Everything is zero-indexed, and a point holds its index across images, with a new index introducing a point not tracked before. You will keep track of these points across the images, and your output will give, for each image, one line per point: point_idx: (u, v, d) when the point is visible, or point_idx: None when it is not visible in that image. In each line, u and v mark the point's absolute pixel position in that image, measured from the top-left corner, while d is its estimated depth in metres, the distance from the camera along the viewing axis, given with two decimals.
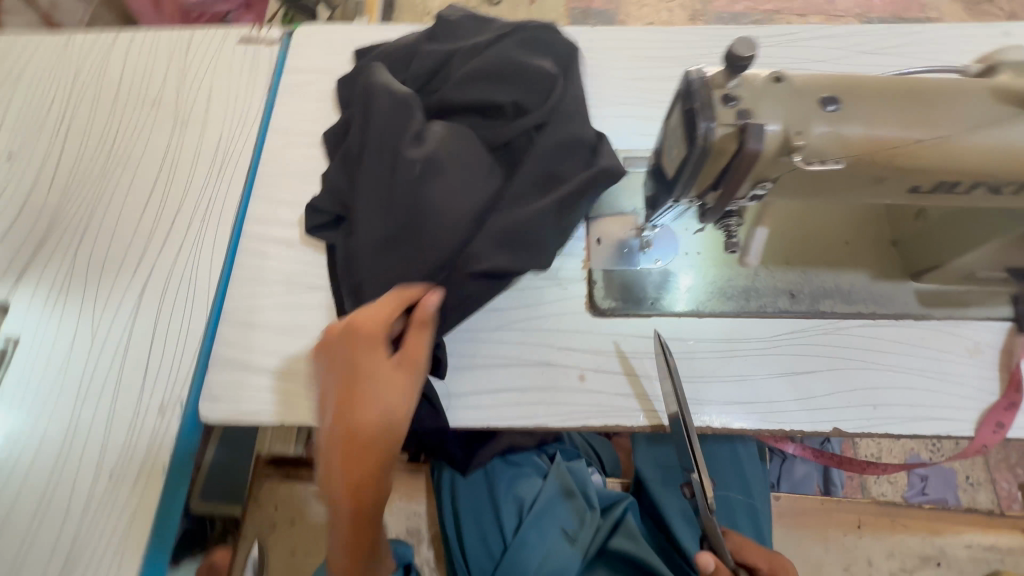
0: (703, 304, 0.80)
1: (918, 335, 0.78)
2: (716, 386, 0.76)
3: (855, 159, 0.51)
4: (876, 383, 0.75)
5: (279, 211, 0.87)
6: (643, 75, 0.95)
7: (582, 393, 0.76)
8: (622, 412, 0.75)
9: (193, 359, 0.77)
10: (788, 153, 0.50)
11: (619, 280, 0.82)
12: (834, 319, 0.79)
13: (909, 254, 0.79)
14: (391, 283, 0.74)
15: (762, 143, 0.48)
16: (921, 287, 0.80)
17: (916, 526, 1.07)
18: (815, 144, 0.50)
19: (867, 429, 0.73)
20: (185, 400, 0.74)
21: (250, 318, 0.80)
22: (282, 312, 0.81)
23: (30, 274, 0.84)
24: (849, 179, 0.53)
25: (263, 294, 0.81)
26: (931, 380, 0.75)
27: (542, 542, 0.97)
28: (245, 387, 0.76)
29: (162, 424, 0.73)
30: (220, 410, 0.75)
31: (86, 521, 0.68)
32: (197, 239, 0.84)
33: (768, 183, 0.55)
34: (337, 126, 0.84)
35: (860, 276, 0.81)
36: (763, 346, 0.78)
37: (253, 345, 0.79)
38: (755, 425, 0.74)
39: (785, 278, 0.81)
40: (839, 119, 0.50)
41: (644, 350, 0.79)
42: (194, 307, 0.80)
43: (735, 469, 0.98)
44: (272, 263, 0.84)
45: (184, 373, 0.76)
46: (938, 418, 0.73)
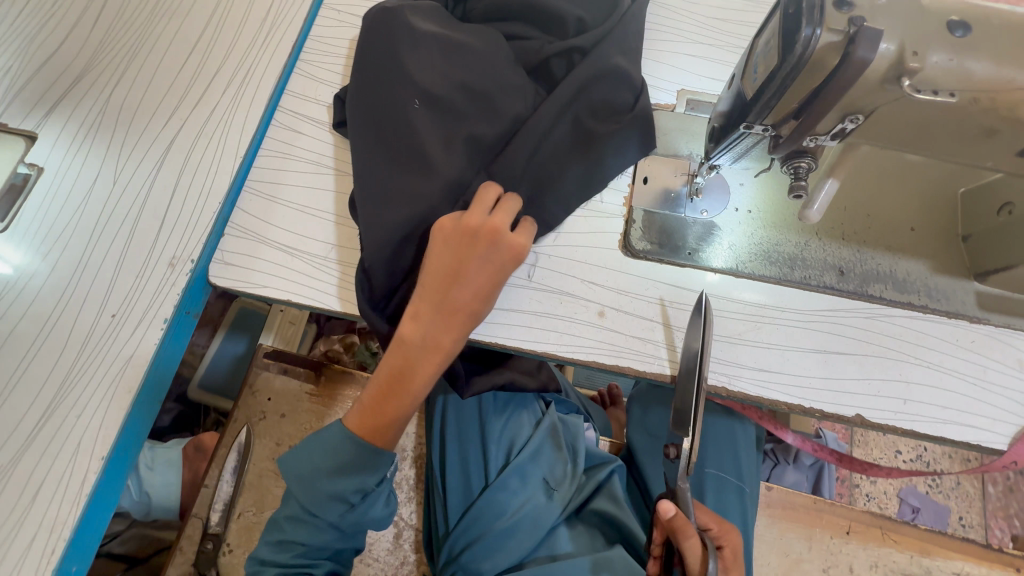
0: (743, 264, 0.75)
1: (968, 338, 0.72)
2: (740, 350, 0.72)
3: (968, 98, 0.45)
4: (911, 378, 0.70)
5: (320, 92, 0.83)
6: (724, 19, 0.89)
7: (599, 330, 0.73)
8: (635, 356, 0.72)
9: (211, 221, 0.74)
10: (895, 78, 0.45)
11: (660, 224, 0.77)
12: (881, 304, 0.74)
13: (979, 250, 0.73)
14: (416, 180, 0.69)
15: (873, 53, 0.43)
16: (984, 289, 0.73)
17: (907, 544, 1.03)
18: (929, 71, 0.44)
19: (891, 422, 0.69)
20: (196, 259, 0.72)
21: (274, 193, 0.78)
22: (306, 192, 0.78)
23: (58, 112, 0.79)
24: (955, 125, 0.47)
25: (291, 172, 0.79)
26: (972, 386, 0.70)
27: (522, 490, 0.95)
28: (257, 258, 0.74)
29: (170, 277, 0.71)
30: (231, 275, 0.73)
31: (82, 357, 0.67)
32: (232, 103, 0.81)
33: (860, 117, 0.49)
34: (381, 5, 0.77)
35: (919, 266, 0.75)
36: (797, 319, 0.73)
37: (272, 219, 0.76)
38: (772, 395, 0.70)
39: (838, 253, 0.75)
40: (964, 47, 0.44)
41: (672, 300, 0.74)
42: (220, 169, 0.77)
43: (733, 454, 0.93)
44: (305, 142, 0.81)
45: (198, 232, 0.74)
46: (971, 426, 0.68)
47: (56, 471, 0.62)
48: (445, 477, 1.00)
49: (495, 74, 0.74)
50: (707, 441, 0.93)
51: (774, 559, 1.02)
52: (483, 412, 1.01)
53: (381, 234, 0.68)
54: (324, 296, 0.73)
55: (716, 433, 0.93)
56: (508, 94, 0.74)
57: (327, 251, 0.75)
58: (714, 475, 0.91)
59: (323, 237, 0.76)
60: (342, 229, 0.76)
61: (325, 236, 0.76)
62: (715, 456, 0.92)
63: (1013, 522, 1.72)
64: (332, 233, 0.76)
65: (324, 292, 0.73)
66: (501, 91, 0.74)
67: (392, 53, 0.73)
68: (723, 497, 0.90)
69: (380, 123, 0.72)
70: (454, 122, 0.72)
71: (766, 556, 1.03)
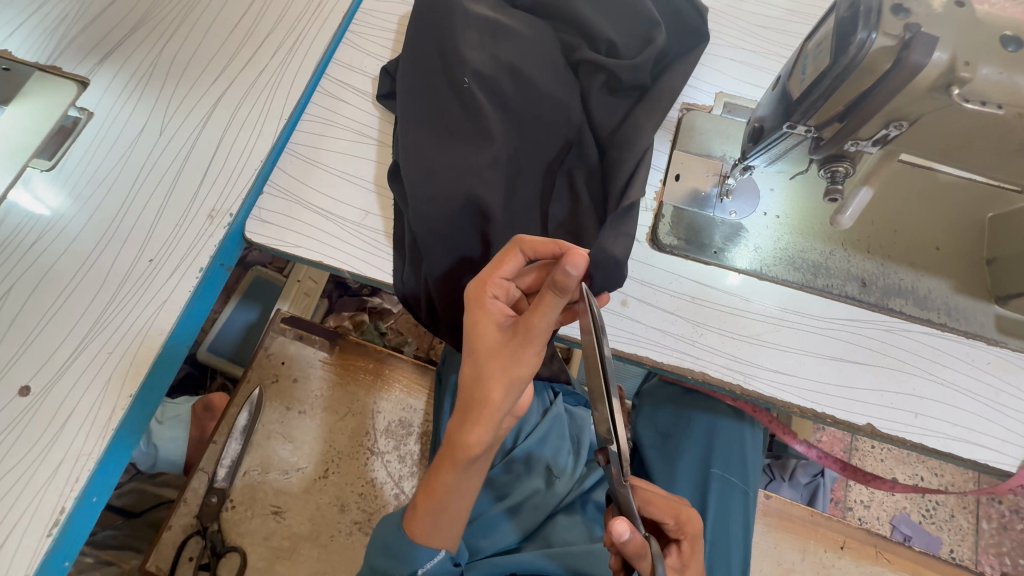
0: (767, 267, 0.76)
1: (984, 359, 0.73)
2: (757, 350, 0.73)
3: (1013, 113, 0.46)
4: (924, 393, 0.71)
5: (366, 64, 0.85)
6: (767, 29, 0.90)
7: (623, 319, 0.74)
8: (654, 346, 0.73)
9: (251, 178, 0.76)
10: (945, 87, 0.46)
11: (688, 221, 0.79)
12: (900, 319, 0.74)
13: (1003, 275, 0.73)
14: (456, 156, 0.71)
15: (926, 59, 0.44)
16: (1004, 313, 0.74)
17: (900, 565, 1.04)
18: (979, 82, 0.45)
19: (900, 434, 0.70)
20: (234, 214, 0.74)
21: (315, 157, 0.79)
22: (345, 159, 0.79)
23: (110, 61, 0.81)
24: (998, 139, 0.48)
25: (332, 138, 0.81)
26: (985, 406, 0.71)
27: (525, 475, 0.97)
28: (293, 218, 0.76)
29: (208, 228, 0.73)
30: (267, 232, 0.75)
31: (119, 297, 0.69)
32: (280, 67, 0.82)
33: (905, 124, 0.50)
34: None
35: (941, 285, 0.75)
36: (816, 325, 0.74)
37: (310, 182, 0.78)
38: (784, 397, 0.71)
39: (862, 265, 0.76)
40: (1016, 61, 0.45)
41: (693, 296, 0.75)
42: (263, 129, 0.78)
43: (739, 457, 0.93)
44: (347, 111, 0.82)
45: (238, 188, 0.75)
46: (979, 445, 0.69)
47: (86, 404, 0.64)
48: None
49: (538, 61, 0.75)
50: (715, 443, 0.93)
51: (766, 566, 1.03)
52: None
53: (417, 204, 0.70)
54: (354, 261, 0.75)
55: (726, 436, 0.93)
56: (552, 80, 0.75)
57: (361, 218, 0.77)
58: (719, 475, 0.92)
59: (358, 204, 0.77)
60: (377, 197, 0.78)
61: (360, 203, 0.77)
62: (721, 460, 0.92)
63: (1004, 560, 1.71)
64: (367, 201, 0.77)
65: (354, 257, 0.75)
66: (542, 78, 0.75)
67: (439, 40, 0.76)
68: (727, 498, 0.91)
69: (426, 99, 0.74)
70: (497, 102, 0.74)
71: (758, 563, 1.04)
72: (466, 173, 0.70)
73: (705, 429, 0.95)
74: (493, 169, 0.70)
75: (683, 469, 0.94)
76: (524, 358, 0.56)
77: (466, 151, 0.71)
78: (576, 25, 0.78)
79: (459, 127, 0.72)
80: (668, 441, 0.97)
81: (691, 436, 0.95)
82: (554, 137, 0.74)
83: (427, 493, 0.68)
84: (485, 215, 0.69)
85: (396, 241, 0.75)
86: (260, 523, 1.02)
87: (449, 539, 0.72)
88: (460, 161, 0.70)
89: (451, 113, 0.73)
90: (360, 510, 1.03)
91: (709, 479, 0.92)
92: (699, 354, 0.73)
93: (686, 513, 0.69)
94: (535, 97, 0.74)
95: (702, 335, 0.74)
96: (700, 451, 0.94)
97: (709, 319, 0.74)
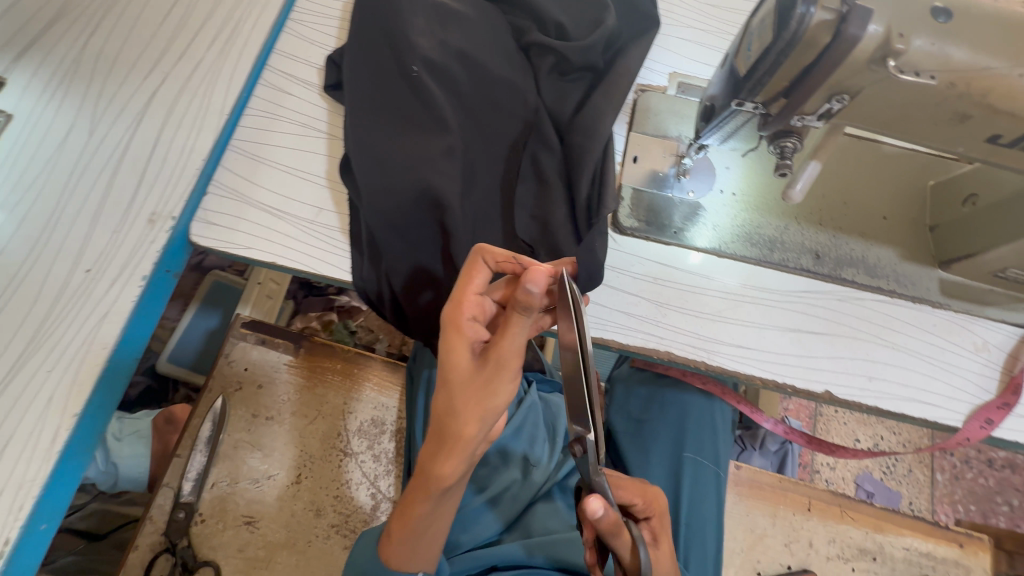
0: (726, 245, 0.77)
1: (930, 321, 0.76)
2: (719, 326, 0.74)
3: (946, 82, 0.47)
4: (876, 357, 0.74)
5: (310, 53, 0.81)
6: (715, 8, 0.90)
7: (587, 303, 0.74)
8: (620, 329, 0.73)
9: (193, 178, 0.72)
10: (882, 60, 0.47)
11: (647, 202, 0.79)
12: (852, 288, 0.77)
13: (945, 240, 0.77)
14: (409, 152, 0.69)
15: (860, 33, 0.45)
16: (947, 277, 0.78)
17: (863, 521, 1.09)
18: (913, 53, 0.46)
19: (856, 399, 0.72)
20: (177, 217, 0.70)
21: (262, 153, 0.76)
22: (293, 154, 0.76)
23: (28, 57, 0.75)
24: (933, 109, 0.50)
25: (279, 133, 0.77)
26: (932, 367, 0.74)
27: (503, 467, 0.96)
28: (242, 218, 0.73)
29: (150, 233, 0.69)
30: (214, 235, 0.72)
31: (56, 310, 0.65)
32: (218, 59, 0.78)
33: (846, 97, 0.51)
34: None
35: (889, 253, 0.78)
36: (775, 298, 0.76)
37: (258, 179, 0.75)
38: (747, 371, 0.73)
39: (815, 238, 0.78)
40: (946, 32, 0.46)
41: (656, 277, 0.76)
42: (203, 126, 0.74)
43: (711, 438, 0.95)
44: (293, 103, 0.79)
45: (180, 189, 0.71)
46: (929, 404, 0.72)
47: (25, 428, 0.60)
48: None
49: (490, 45, 0.74)
50: (687, 425, 0.96)
51: (739, 533, 1.07)
52: None
53: (373, 203, 0.67)
54: (310, 259, 0.72)
55: (697, 417, 0.96)
56: (503, 69, 0.73)
57: (314, 215, 0.74)
58: (692, 458, 0.94)
59: (310, 201, 0.74)
60: (330, 193, 0.75)
61: (312, 199, 0.74)
62: (693, 442, 0.94)
63: (958, 507, 1.83)
64: (320, 197, 0.75)
65: (309, 255, 0.72)
66: (494, 63, 0.73)
67: (385, 29, 0.73)
68: (700, 478, 0.93)
69: (375, 89, 0.72)
70: (448, 90, 0.72)
71: (732, 531, 1.07)
72: (422, 166, 0.68)
73: (676, 411, 0.97)
74: (451, 160, 0.68)
75: (657, 454, 0.96)
76: (500, 388, 0.53)
77: (421, 143, 0.69)
78: (526, 7, 0.76)
79: (412, 117, 0.70)
80: (642, 427, 0.99)
81: (663, 419, 0.97)
82: (511, 126, 0.73)
83: (404, 522, 0.65)
84: (444, 207, 0.67)
85: (353, 238, 0.72)
86: (233, 535, 0.99)
87: (427, 560, 0.70)
88: (416, 153, 0.68)
89: (402, 103, 0.71)
90: (336, 513, 1.01)
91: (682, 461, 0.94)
92: (663, 334, 0.74)
93: (651, 492, 0.71)
94: (489, 86, 0.73)
95: (666, 316, 0.74)
96: (673, 434, 0.96)
97: (672, 299, 0.75)
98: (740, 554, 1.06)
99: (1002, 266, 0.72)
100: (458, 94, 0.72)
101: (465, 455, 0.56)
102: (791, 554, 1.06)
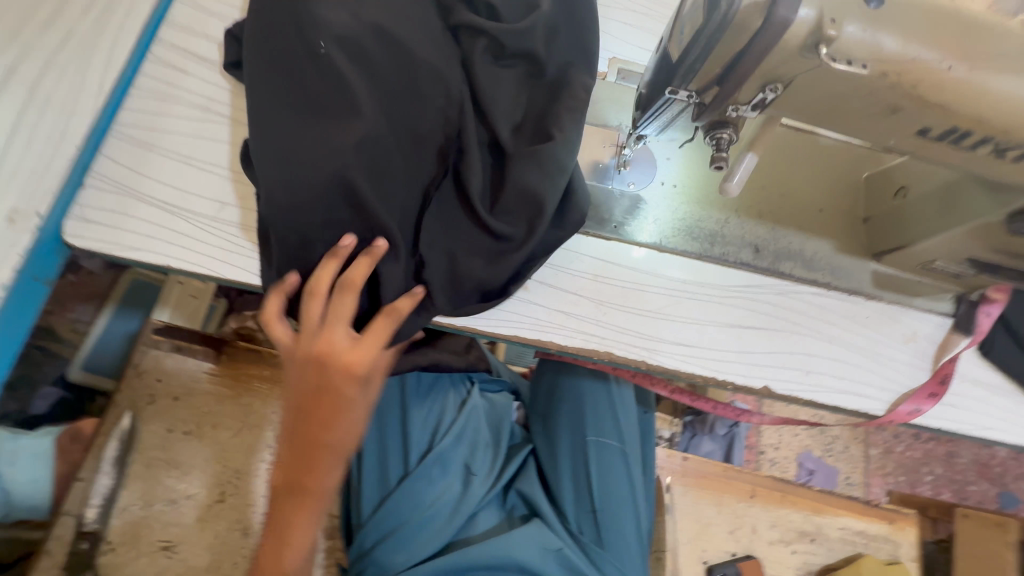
0: (667, 240, 0.75)
1: (864, 313, 0.77)
2: (660, 324, 0.72)
3: (878, 72, 0.45)
4: (812, 351, 0.74)
5: (209, 26, 0.72)
6: None
7: (522, 303, 0.70)
8: (558, 330, 0.70)
9: (65, 169, 0.62)
10: (814, 47, 0.44)
11: (586, 195, 0.75)
12: (790, 282, 0.76)
13: (878, 232, 0.77)
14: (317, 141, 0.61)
15: (791, 17, 0.42)
16: (879, 268, 0.78)
17: (802, 504, 1.12)
18: (845, 40, 0.43)
19: (793, 393, 0.72)
20: (45, 215, 0.60)
21: (151, 140, 0.66)
22: (190, 141, 0.67)
23: None
24: (865, 100, 0.48)
25: (172, 117, 0.68)
26: (864, 359, 0.75)
27: (443, 477, 0.90)
28: (128, 215, 0.64)
29: (9, 234, 0.59)
30: (94, 235, 0.62)
31: None
32: (96, 31, 0.67)
33: (779, 87, 0.48)
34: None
35: (825, 245, 0.78)
36: (715, 294, 0.74)
37: (147, 170, 0.65)
38: (687, 369, 0.71)
39: (754, 231, 0.77)
40: (878, 19, 0.43)
41: (596, 273, 0.73)
42: (77, 108, 0.64)
43: (612, 419, 0.93)
44: (190, 83, 0.69)
45: (49, 181, 0.61)
46: (860, 395, 0.73)
47: None
48: (361, 466, 0.92)
49: (410, 25, 0.66)
50: (586, 412, 0.93)
51: (686, 524, 1.07)
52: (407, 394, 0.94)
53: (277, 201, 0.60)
54: (211, 262, 0.64)
55: (598, 402, 0.93)
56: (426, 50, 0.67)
57: (215, 210, 0.65)
58: (595, 442, 0.92)
59: (210, 195, 0.66)
60: (235, 186, 0.67)
61: (213, 193, 0.66)
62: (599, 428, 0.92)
63: (888, 479, 1.95)
64: (223, 191, 0.66)
65: (209, 256, 0.64)
66: (417, 44, 0.66)
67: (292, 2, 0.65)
68: (605, 463, 0.91)
69: (282, 69, 0.64)
70: (366, 71, 0.65)
71: (679, 522, 1.07)
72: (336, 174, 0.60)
73: (577, 399, 0.94)
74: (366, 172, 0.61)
75: (566, 446, 0.93)
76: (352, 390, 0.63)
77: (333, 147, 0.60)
78: None
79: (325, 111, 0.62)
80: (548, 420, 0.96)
81: (564, 408, 0.95)
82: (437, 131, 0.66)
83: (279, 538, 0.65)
84: (362, 201, 0.61)
85: (262, 237, 0.65)
86: (147, 563, 0.90)
87: None
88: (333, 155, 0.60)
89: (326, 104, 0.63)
90: None
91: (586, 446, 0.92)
92: (603, 333, 0.70)
93: None
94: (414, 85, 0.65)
95: (605, 314, 0.71)
96: (576, 423, 0.93)
97: (612, 296, 0.72)
98: (687, 544, 1.06)
99: (931, 258, 0.73)
100: (379, 77, 0.64)
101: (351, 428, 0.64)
102: (735, 541, 1.08)
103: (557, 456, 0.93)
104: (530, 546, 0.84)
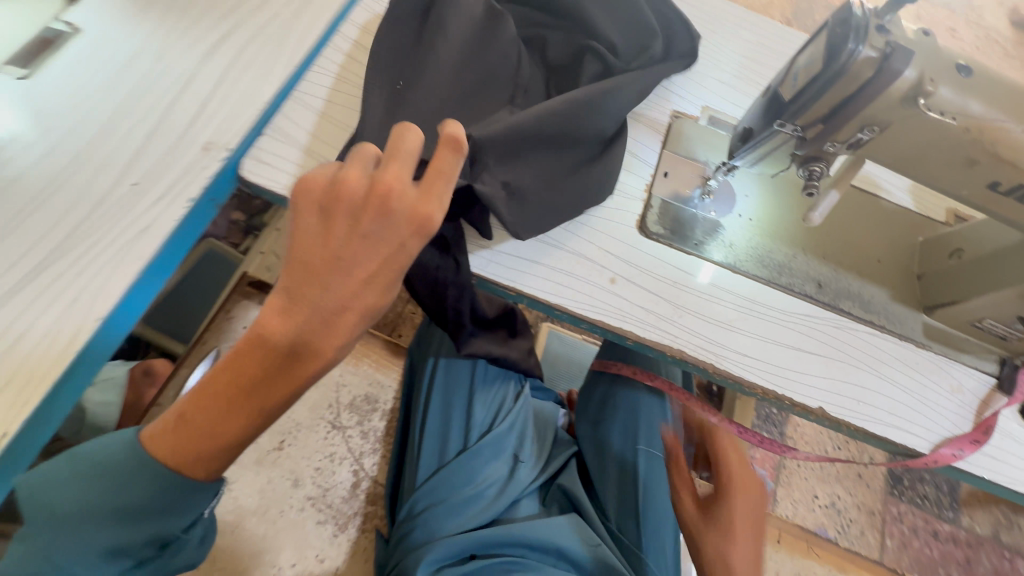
0: (740, 263, 0.84)
1: (914, 358, 0.83)
2: (728, 334, 0.79)
3: (962, 127, 0.55)
4: (866, 384, 0.80)
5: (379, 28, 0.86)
6: (746, 59, 1.00)
7: (609, 293, 0.78)
8: (638, 322, 0.77)
9: (253, 117, 0.74)
10: (912, 99, 0.54)
11: (672, 214, 0.85)
12: (848, 319, 0.84)
13: (931, 288, 0.85)
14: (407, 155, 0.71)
15: (896, 72, 0.53)
16: (930, 322, 0.86)
17: None
18: (940, 97, 0.54)
19: (846, 418, 0.78)
20: (232, 150, 0.72)
21: (322, 107, 0.79)
22: (351, 113, 0.79)
23: None
24: (947, 151, 0.57)
25: (339, 92, 0.81)
26: (914, 399, 0.80)
27: (493, 459, 0.95)
28: (292, 164, 0.75)
29: (204, 159, 0.70)
30: (263, 173, 0.73)
31: (95, 215, 0.64)
32: (294, 18, 0.82)
33: (876, 129, 0.58)
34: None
35: (882, 293, 0.86)
36: (779, 317, 0.82)
37: (315, 131, 0.77)
38: (750, 378, 0.77)
39: (818, 268, 0.85)
40: (967, 85, 0.54)
41: (674, 280, 0.81)
42: (271, 73, 0.77)
43: (663, 429, 0.98)
44: (357, 69, 0.83)
45: (239, 124, 0.73)
46: (909, 432, 0.78)
47: (44, 323, 0.59)
48: (422, 435, 0.99)
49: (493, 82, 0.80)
50: (640, 418, 0.99)
51: None
52: (472, 376, 1.01)
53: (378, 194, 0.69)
54: None
55: (649, 410, 1.00)
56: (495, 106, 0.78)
57: None
58: (645, 450, 0.97)
59: None
60: None
61: None
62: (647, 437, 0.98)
63: None
64: None
65: None
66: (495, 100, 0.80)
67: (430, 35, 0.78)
68: (653, 469, 0.96)
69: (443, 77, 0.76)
70: None
71: None
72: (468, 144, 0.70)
73: (629, 405, 1.00)
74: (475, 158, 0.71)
75: (611, 450, 0.98)
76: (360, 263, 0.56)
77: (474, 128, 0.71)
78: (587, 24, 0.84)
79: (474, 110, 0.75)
80: (599, 426, 1.01)
81: (617, 415, 1.00)
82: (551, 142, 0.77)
83: (212, 384, 0.56)
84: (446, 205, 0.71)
85: None
86: None
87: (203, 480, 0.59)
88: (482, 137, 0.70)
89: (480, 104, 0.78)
90: (313, 486, 1.00)
91: (636, 452, 0.96)
92: (678, 333, 0.78)
93: None
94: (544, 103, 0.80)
95: (680, 317, 0.79)
96: (625, 430, 0.98)
97: (687, 303, 0.80)
98: None
99: (980, 316, 0.80)
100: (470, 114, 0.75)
101: (330, 287, 0.55)
102: None
103: (603, 459, 0.98)
104: (570, 533, 0.88)
